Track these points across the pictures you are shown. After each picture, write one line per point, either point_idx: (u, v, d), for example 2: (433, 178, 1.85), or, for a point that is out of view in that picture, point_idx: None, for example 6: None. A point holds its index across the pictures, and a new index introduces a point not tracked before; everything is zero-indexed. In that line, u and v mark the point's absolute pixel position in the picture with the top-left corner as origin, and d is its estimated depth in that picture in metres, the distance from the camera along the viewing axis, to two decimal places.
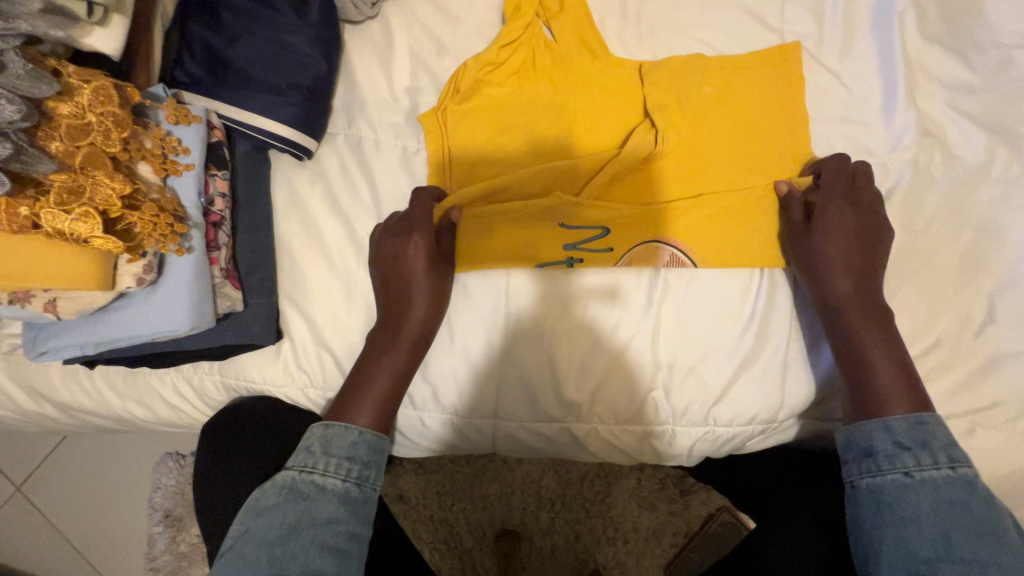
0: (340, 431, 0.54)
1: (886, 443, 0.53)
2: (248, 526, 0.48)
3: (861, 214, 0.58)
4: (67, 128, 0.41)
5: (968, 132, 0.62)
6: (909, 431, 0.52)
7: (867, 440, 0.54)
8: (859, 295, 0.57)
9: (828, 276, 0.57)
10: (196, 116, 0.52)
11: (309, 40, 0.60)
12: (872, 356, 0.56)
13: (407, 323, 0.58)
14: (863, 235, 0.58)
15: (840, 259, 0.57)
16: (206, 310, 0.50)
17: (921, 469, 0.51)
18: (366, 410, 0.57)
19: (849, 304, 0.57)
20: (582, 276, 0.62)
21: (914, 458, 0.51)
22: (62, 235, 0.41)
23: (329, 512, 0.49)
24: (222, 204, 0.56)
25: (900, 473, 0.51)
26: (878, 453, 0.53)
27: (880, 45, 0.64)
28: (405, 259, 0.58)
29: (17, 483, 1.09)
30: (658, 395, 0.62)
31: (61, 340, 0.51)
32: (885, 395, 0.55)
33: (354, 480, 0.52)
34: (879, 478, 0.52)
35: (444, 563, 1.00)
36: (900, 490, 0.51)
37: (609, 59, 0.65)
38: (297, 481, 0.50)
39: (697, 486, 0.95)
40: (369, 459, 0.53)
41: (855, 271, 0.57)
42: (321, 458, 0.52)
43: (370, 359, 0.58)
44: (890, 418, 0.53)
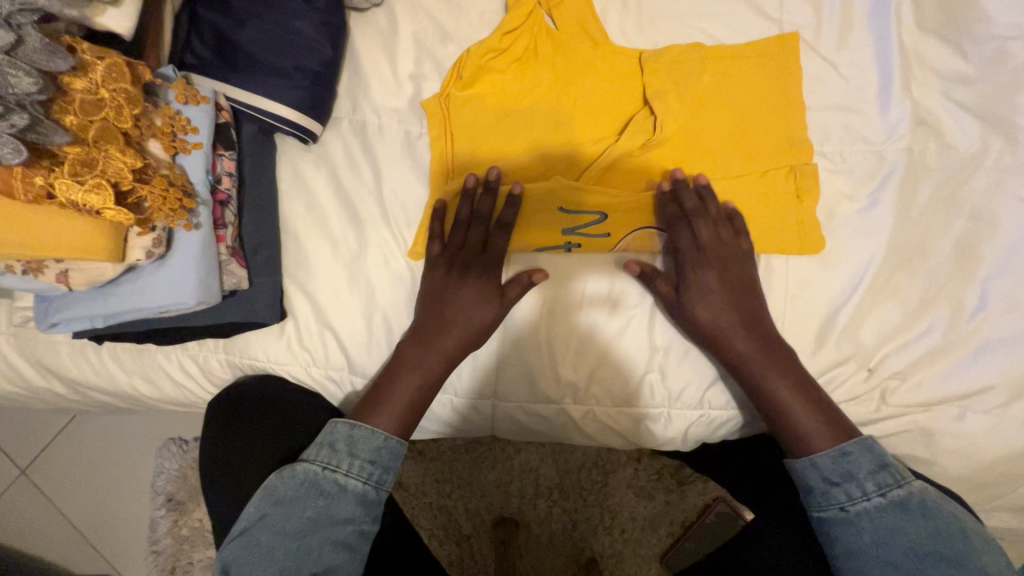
0: (367, 434, 0.57)
1: (817, 480, 0.57)
2: (267, 514, 0.54)
3: (720, 263, 0.61)
4: (82, 103, 0.42)
5: (963, 122, 0.63)
6: (833, 464, 0.56)
7: (802, 479, 0.58)
8: (756, 344, 0.59)
9: (723, 340, 0.60)
10: (205, 97, 0.53)
11: (315, 25, 0.61)
12: (783, 397, 0.58)
13: (447, 346, 0.60)
14: (729, 284, 0.60)
15: (730, 321, 0.60)
16: (213, 286, 0.52)
17: (853, 502, 0.55)
18: (388, 415, 0.59)
19: (747, 358, 0.59)
20: (581, 264, 0.63)
21: (846, 492, 0.56)
22: (75, 206, 0.43)
23: (347, 511, 0.55)
24: (229, 183, 0.58)
25: (837, 508, 0.56)
26: (813, 491, 0.58)
27: (876, 38, 0.65)
28: (461, 291, 0.60)
29: (21, 466, 1.10)
30: (653, 378, 0.63)
31: (72, 313, 0.52)
32: (808, 429, 0.58)
33: (372, 483, 0.56)
34: (821, 512, 0.57)
35: (443, 549, 1.02)
36: (843, 521, 0.56)
37: (610, 46, 0.66)
38: (320, 479, 0.55)
39: (695, 477, 0.98)
40: (388, 464, 0.57)
41: (738, 326, 0.60)
42: (344, 458, 0.56)
43: (401, 367, 0.60)
44: (816, 455, 0.57)
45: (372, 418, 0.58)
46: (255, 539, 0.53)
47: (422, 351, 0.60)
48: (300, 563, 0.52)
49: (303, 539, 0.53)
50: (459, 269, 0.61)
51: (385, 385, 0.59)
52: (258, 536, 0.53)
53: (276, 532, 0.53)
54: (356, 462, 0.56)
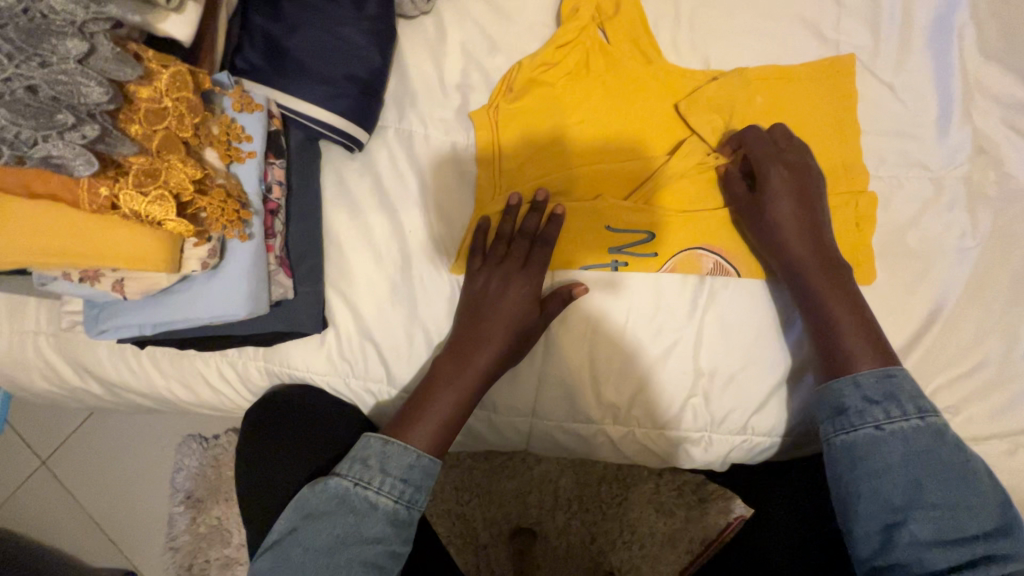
0: (399, 450, 0.56)
1: (856, 398, 0.54)
2: (299, 527, 0.53)
3: (790, 178, 0.59)
4: (146, 113, 0.42)
5: (1022, 152, 0.61)
6: (876, 384, 0.54)
7: (837, 398, 0.55)
8: (821, 253, 0.58)
9: (784, 240, 0.58)
10: (258, 104, 0.52)
11: (366, 33, 0.61)
12: (833, 307, 0.56)
13: (483, 360, 0.58)
14: (800, 197, 0.59)
15: (789, 221, 0.58)
16: (263, 297, 0.51)
17: (890, 421, 0.53)
18: (427, 433, 0.57)
19: (809, 262, 0.57)
20: (625, 279, 0.62)
21: (885, 411, 0.53)
22: (138, 217, 0.42)
23: (378, 530, 0.53)
24: (280, 192, 0.57)
25: (872, 427, 0.53)
26: (848, 410, 0.54)
27: (935, 61, 0.63)
28: (502, 299, 0.59)
29: (42, 458, 1.11)
30: (697, 402, 0.62)
31: (122, 321, 0.52)
32: (847, 348, 0.55)
33: (404, 502, 0.55)
34: (850, 432, 0.54)
35: (460, 557, 1.01)
36: (871, 443, 0.53)
37: (662, 63, 0.65)
38: (352, 495, 0.54)
39: (717, 494, 0.96)
40: (421, 484, 0.56)
41: (811, 228, 0.58)
42: (377, 475, 0.55)
43: (437, 384, 0.58)
44: (860, 374, 0.54)
45: (410, 435, 0.57)
46: (286, 552, 0.52)
47: (460, 367, 0.58)
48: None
49: (335, 556, 0.52)
50: (497, 279, 0.60)
51: (425, 400, 0.58)
52: (290, 550, 0.52)
53: (308, 546, 0.52)
54: (388, 480, 0.55)
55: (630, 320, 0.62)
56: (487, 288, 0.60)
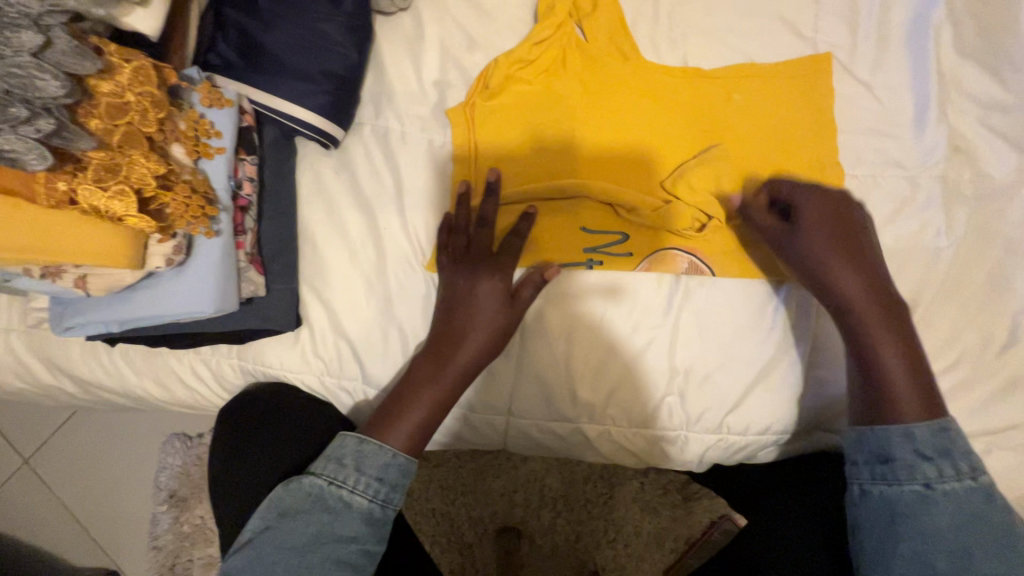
0: (374, 449, 0.55)
1: (907, 451, 0.51)
2: (271, 526, 0.52)
3: (828, 215, 0.57)
4: (107, 107, 0.41)
5: (998, 151, 0.61)
6: (932, 439, 0.50)
7: (883, 445, 0.52)
8: (870, 287, 0.55)
9: (836, 280, 0.55)
10: (229, 100, 0.52)
11: (341, 29, 0.60)
12: (884, 351, 0.53)
13: (456, 358, 0.58)
14: (839, 232, 0.56)
15: (834, 258, 0.56)
16: (231, 294, 0.51)
17: (942, 480, 0.50)
18: (402, 432, 0.57)
19: (855, 302, 0.55)
20: (602, 278, 0.62)
21: (937, 469, 0.50)
22: (97, 212, 0.42)
23: (353, 529, 0.52)
24: (250, 189, 0.57)
25: (920, 484, 0.50)
26: (895, 461, 0.51)
27: (912, 59, 0.63)
28: (474, 295, 0.59)
29: (24, 456, 1.10)
30: (672, 401, 0.62)
31: (87, 317, 0.52)
32: (897, 396, 0.52)
33: (379, 501, 0.54)
34: (895, 488, 0.51)
35: (444, 557, 1.00)
36: (919, 501, 0.50)
37: (640, 61, 0.64)
38: (326, 494, 0.53)
39: (700, 493, 0.95)
40: (396, 483, 0.55)
41: (857, 265, 0.56)
42: (352, 474, 0.54)
43: (412, 382, 0.58)
44: (912, 424, 0.51)
45: (385, 434, 0.56)
46: (257, 551, 0.50)
47: (435, 368, 0.58)
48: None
49: (307, 556, 0.50)
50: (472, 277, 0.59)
51: (402, 400, 0.57)
52: (262, 549, 0.51)
53: (279, 545, 0.51)
54: (363, 479, 0.54)
55: (609, 319, 0.62)
56: (462, 286, 0.59)
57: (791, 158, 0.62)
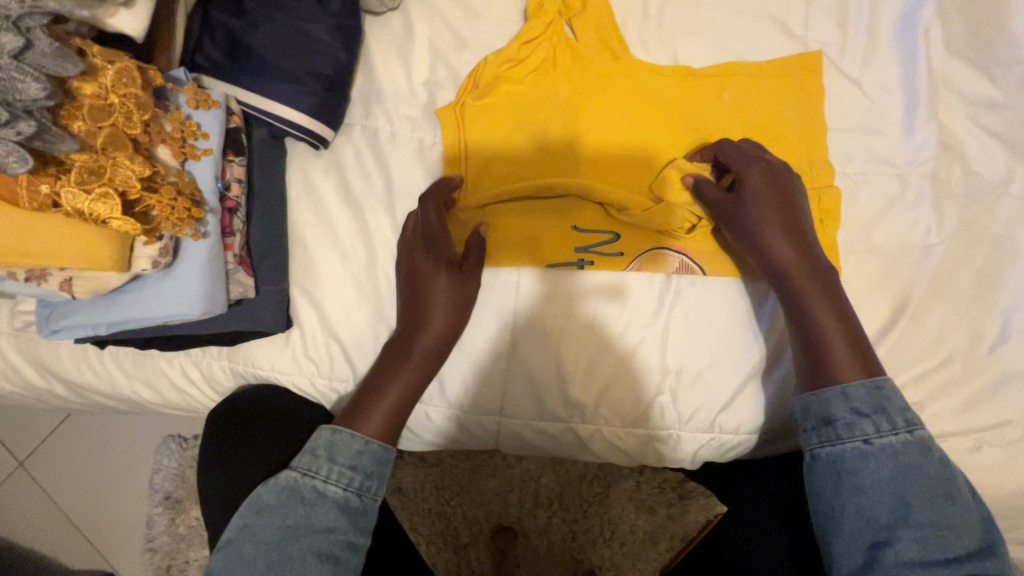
0: (346, 438, 0.55)
1: (844, 411, 0.52)
2: (248, 523, 0.52)
3: (770, 184, 0.56)
4: (90, 109, 0.41)
5: (988, 148, 0.61)
6: (867, 397, 0.52)
7: (824, 409, 0.53)
8: (803, 256, 0.55)
9: (771, 244, 0.55)
10: (216, 102, 0.52)
11: (330, 29, 0.60)
12: (824, 317, 0.54)
13: (423, 342, 0.57)
14: (778, 201, 0.56)
15: (773, 223, 0.55)
16: (218, 296, 0.51)
17: (879, 436, 0.52)
18: (376, 420, 0.56)
19: (795, 269, 0.55)
20: (593, 277, 0.62)
21: (874, 425, 0.52)
22: (81, 215, 0.42)
23: (329, 520, 0.52)
24: (238, 190, 0.57)
25: (860, 441, 0.52)
26: (836, 421, 0.53)
27: (902, 57, 0.63)
28: (434, 275, 0.57)
29: (19, 459, 1.10)
30: (664, 400, 0.62)
31: (72, 320, 0.52)
32: (840, 364, 0.54)
33: (354, 490, 0.54)
34: (839, 447, 0.52)
35: (440, 557, 1.00)
36: (860, 457, 0.52)
37: (630, 59, 0.64)
38: (300, 486, 0.53)
39: (696, 491, 0.95)
40: (371, 471, 0.55)
41: (795, 234, 0.56)
42: (325, 464, 0.53)
43: (385, 370, 0.58)
44: (851, 384, 0.53)
45: (360, 423, 0.56)
46: (238, 548, 0.51)
47: (401, 353, 0.57)
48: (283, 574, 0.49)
49: (286, 550, 0.50)
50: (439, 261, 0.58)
51: (374, 386, 0.57)
52: (242, 546, 0.51)
53: (258, 541, 0.51)
54: (336, 469, 0.54)
55: (600, 315, 0.62)
56: (422, 264, 0.58)
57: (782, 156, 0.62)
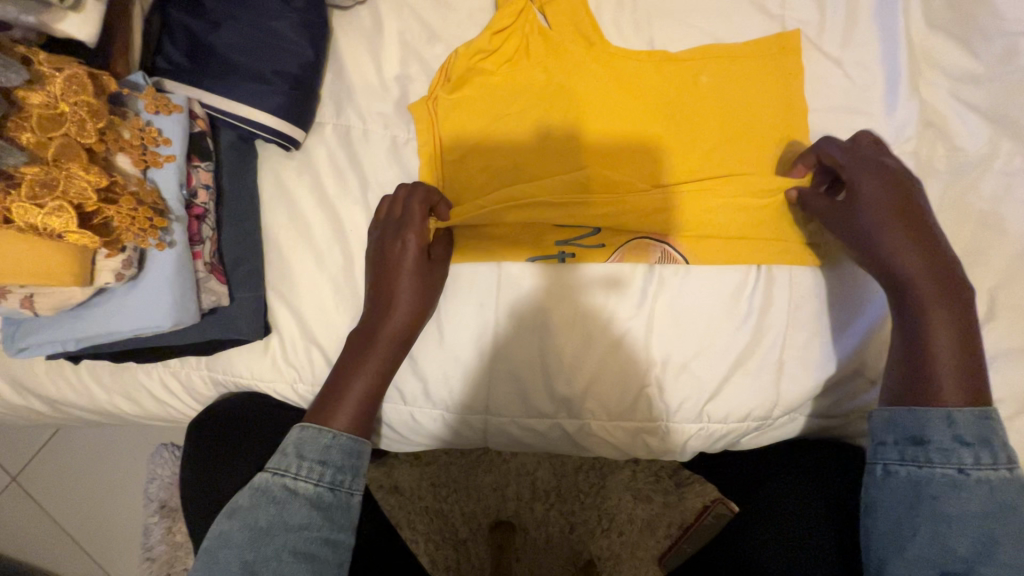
0: (313, 433, 0.52)
1: (945, 435, 0.48)
2: (223, 527, 0.48)
3: (891, 190, 0.52)
4: (39, 120, 0.40)
5: (970, 124, 0.60)
6: (972, 425, 0.48)
7: (918, 427, 0.49)
8: (939, 267, 0.50)
9: (902, 255, 0.50)
10: (177, 105, 0.50)
11: (294, 26, 0.58)
12: (937, 333, 0.49)
13: (385, 326, 0.55)
14: (899, 204, 0.51)
15: (892, 234, 0.51)
16: (189, 306, 0.50)
17: (977, 467, 0.48)
18: (345, 414, 0.54)
19: (920, 276, 0.50)
20: (576, 269, 0.61)
21: (974, 456, 0.48)
22: (35, 229, 0.41)
23: (302, 517, 0.48)
24: (205, 197, 0.56)
25: (953, 469, 0.48)
26: (929, 443, 0.49)
27: (882, 33, 0.62)
28: (393, 257, 0.55)
29: (12, 474, 1.08)
30: (651, 391, 0.61)
31: (45, 335, 0.51)
32: (938, 373, 0.49)
33: (327, 484, 0.50)
34: (925, 470, 0.49)
35: (437, 555, 0.96)
36: (950, 485, 0.48)
37: (604, 47, 0.62)
38: (271, 485, 0.49)
39: (691, 478, 0.90)
40: (342, 463, 0.52)
41: (926, 246, 0.50)
42: (294, 461, 0.50)
43: (349, 363, 0.55)
44: (954, 409, 0.48)
45: (329, 419, 0.54)
46: (208, 556, 0.46)
47: (366, 341, 0.55)
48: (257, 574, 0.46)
49: (260, 552, 0.46)
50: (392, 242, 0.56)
51: (338, 379, 0.55)
52: (215, 553, 0.47)
53: (229, 544, 0.47)
54: (305, 465, 0.50)
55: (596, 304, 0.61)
56: (388, 247, 0.56)
57: (763, 139, 0.61)
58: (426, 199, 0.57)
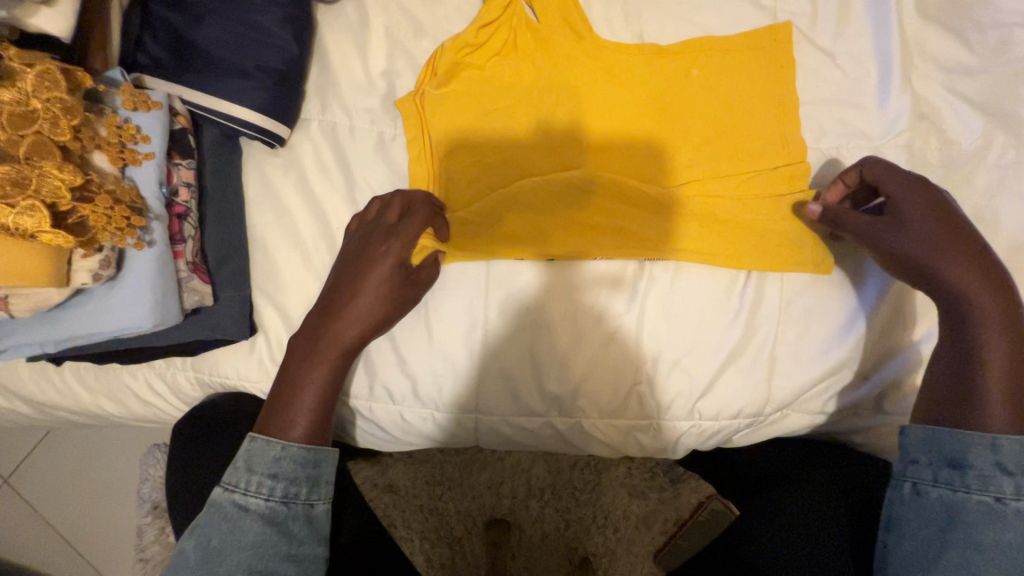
0: (262, 446, 0.51)
1: (987, 462, 0.47)
2: (179, 547, 0.48)
3: (934, 216, 0.51)
4: (9, 116, 0.39)
5: (964, 116, 0.60)
6: (1020, 455, 0.47)
7: (959, 451, 0.48)
8: (1003, 295, 0.48)
9: (969, 283, 0.49)
10: (155, 102, 0.49)
11: (277, 20, 0.57)
12: (989, 348, 0.48)
13: (339, 331, 0.53)
14: (947, 232, 0.50)
15: (946, 259, 0.49)
16: (170, 306, 0.50)
17: (1016, 498, 0.47)
18: (299, 423, 0.52)
19: (987, 305, 0.48)
20: (561, 267, 0.60)
21: (1015, 485, 0.47)
22: (7, 229, 0.41)
23: (254, 534, 0.48)
24: (187, 195, 0.55)
25: (992, 497, 0.47)
26: (968, 468, 0.48)
27: (875, 25, 0.61)
28: (365, 260, 0.54)
29: (4, 475, 1.08)
30: (643, 389, 0.61)
31: (24, 337, 0.50)
32: (987, 397, 0.48)
33: (278, 498, 0.49)
34: (960, 495, 0.48)
35: (433, 553, 0.95)
36: (987, 513, 0.47)
37: (593, 39, 0.61)
38: (222, 502, 0.49)
39: (686, 474, 0.92)
40: (294, 475, 0.50)
41: (981, 269, 0.49)
42: (243, 475, 0.50)
43: (300, 369, 0.53)
44: (1001, 435, 0.47)
45: (282, 428, 0.52)
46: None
47: (315, 347, 0.53)
48: None
49: (213, 572, 0.46)
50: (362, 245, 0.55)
51: (290, 385, 0.53)
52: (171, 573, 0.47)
53: (182, 566, 0.47)
54: (255, 478, 0.50)
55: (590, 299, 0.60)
56: (364, 250, 0.54)
57: (752, 132, 0.60)
58: (428, 222, 0.55)
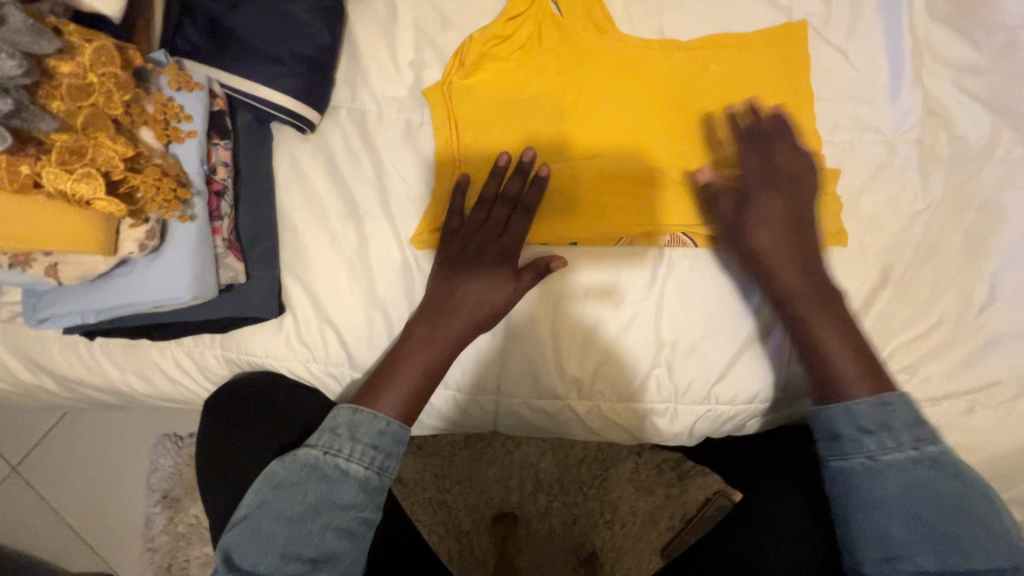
0: (368, 417, 0.54)
1: (850, 427, 0.54)
2: (267, 499, 0.52)
3: (779, 208, 0.59)
4: (68, 88, 0.41)
5: (972, 112, 0.62)
6: (873, 412, 0.53)
7: (828, 425, 0.55)
8: (818, 286, 0.57)
9: (783, 273, 0.58)
10: (197, 83, 0.52)
11: (311, 10, 0.59)
12: (819, 329, 0.56)
13: (455, 320, 0.58)
14: (796, 228, 0.59)
15: (776, 250, 0.58)
16: (208, 280, 0.51)
17: (883, 452, 0.53)
18: (393, 400, 0.57)
19: (807, 292, 0.57)
20: (582, 252, 0.62)
21: (878, 441, 0.53)
22: (62, 195, 0.42)
23: (349, 496, 0.52)
24: (224, 173, 0.57)
25: (864, 456, 0.53)
26: (841, 438, 0.54)
27: (886, 25, 0.63)
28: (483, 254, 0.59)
29: (13, 463, 1.08)
30: (660, 373, 0.63)
31: (68, 305, 0.52)
32: (838, 370, 0.55)
33: (376, 468, 0.53)
34: (844, 461, 0.54)
35: (443, 546, 0.98)
36: (865, 471, 0.53)
37: (614, 35, 0.64)
38: (321, 464, 0.52)
39: (695, 470, 0.95)
40: (391, 450, 0.54)
41: (807, 263, 0.58)
42: (347, 443, 0.53)
43: (407, 350, 0.58)
44: (855, 402, 0.54)
45: (378, 401, 0.56)
46: (252, 525, 0.51)
47: (433, 333, 0.58)
48: (297, 545, 0.50)
49: (306, 525, 0.50)
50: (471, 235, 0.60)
51: (393, 364, 0.57)
52: (255, 523, 0.51)
53: (274, 517, 0.51)
54: (359, 446, 0.53)
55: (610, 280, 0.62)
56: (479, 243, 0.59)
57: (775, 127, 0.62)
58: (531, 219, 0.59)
